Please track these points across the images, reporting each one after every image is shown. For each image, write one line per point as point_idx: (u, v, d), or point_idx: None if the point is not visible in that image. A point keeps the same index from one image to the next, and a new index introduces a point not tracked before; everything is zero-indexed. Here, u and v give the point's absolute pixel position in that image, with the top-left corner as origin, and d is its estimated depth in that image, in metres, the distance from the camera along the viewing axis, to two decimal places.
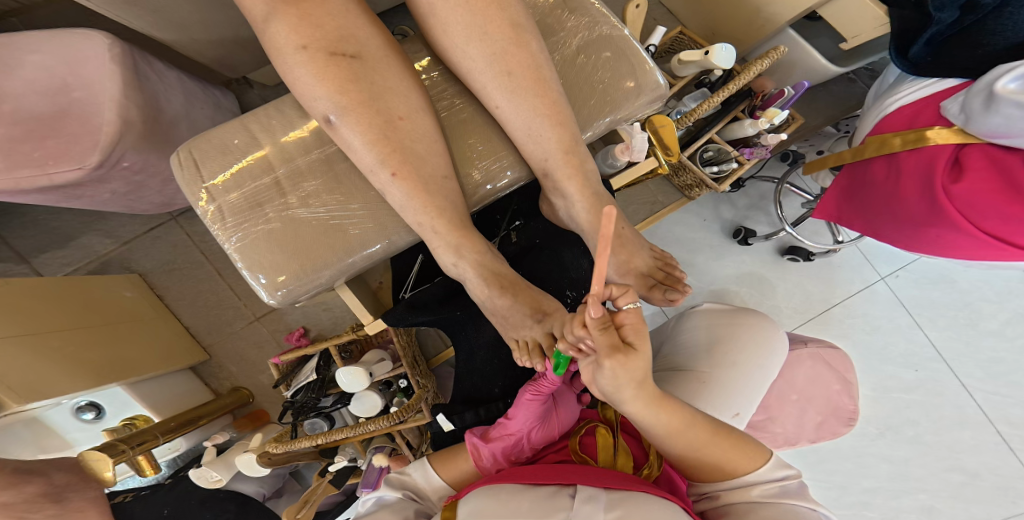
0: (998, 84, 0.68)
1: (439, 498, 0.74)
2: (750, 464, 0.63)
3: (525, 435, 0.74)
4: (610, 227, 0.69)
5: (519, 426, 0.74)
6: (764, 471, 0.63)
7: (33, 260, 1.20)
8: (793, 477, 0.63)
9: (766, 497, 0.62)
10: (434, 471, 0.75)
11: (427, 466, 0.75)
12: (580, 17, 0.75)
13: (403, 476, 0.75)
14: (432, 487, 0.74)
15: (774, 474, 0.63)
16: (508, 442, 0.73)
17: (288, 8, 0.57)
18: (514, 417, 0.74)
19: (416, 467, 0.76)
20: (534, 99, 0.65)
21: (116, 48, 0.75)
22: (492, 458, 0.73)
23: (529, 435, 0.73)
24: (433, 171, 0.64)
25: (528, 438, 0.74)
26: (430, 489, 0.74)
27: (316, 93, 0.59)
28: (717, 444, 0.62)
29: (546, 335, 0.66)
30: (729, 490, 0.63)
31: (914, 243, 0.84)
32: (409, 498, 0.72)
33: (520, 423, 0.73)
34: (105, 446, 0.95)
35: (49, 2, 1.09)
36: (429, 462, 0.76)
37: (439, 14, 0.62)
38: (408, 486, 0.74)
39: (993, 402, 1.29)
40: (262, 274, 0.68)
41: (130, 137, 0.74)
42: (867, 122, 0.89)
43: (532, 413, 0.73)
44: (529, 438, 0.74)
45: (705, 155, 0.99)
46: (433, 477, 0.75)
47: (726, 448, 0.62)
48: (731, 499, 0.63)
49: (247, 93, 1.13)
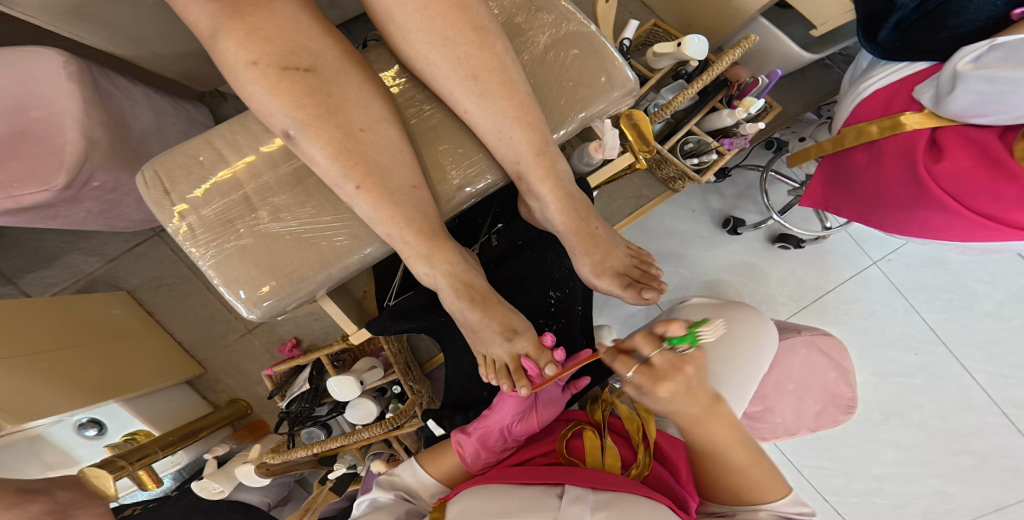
0: (957, 65, 0.68)
1: (432, 496, 0.74)
2: (776, 492, 0.64)
3: (506, 428, 0.73)
4: (584, 227, 0.68)
5: (499, 420, 0.73)
6: (784, 503, 0.63)
7: (17, 281, 1.20)
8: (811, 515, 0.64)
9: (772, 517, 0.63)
10: (423, 469, 0.76)
11: (415, 465, 0.76)
12: (547, 16, 0.74)
13: (393, 477, 0.76)
14: (423, 485, 0.75)
15: (792, 507, 0.63)
16: (488, 434, 0.73)
17: (235, 24, 0.57)
18: (495, 410, 0.74)
19: (406, 467, 0.77)
20: (500, 102, 0.64)
21: (72, 65, 0.74)
22: (473, 450, 0.73)
23: (509, 427, 0.73)
24: (401, 180, 0.64)
25: (510, 430, 0.74)
26: (422, 488, 0.75)
27: (273, 109, 0.59)
28: (758, 468, 0.63)
29: (513, 355, 0.67)
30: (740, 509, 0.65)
31: (904, 228, 0.82)
32: (401, 498, 0.72)
33: (501, 415, 0.73)
34: (105, 461, 0.96)
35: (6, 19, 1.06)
36: (417, 461, 0.77)
37: (397, 20, 0.62)
38: (399, 486, 0.75)
39: (995, 383, 1.28)
40: (240, 289, 0.67)
41: (97, 156, 0.73)
42: (844, 108, 0.87)
43: (513, 407, 0.72)
44: (511, 429, 0.74)
45: (685, 147, 0.98)
46: (423, 474, 0.75)
47: (761, 475, 0.63)
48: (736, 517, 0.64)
49: (221, 105, 1.13)
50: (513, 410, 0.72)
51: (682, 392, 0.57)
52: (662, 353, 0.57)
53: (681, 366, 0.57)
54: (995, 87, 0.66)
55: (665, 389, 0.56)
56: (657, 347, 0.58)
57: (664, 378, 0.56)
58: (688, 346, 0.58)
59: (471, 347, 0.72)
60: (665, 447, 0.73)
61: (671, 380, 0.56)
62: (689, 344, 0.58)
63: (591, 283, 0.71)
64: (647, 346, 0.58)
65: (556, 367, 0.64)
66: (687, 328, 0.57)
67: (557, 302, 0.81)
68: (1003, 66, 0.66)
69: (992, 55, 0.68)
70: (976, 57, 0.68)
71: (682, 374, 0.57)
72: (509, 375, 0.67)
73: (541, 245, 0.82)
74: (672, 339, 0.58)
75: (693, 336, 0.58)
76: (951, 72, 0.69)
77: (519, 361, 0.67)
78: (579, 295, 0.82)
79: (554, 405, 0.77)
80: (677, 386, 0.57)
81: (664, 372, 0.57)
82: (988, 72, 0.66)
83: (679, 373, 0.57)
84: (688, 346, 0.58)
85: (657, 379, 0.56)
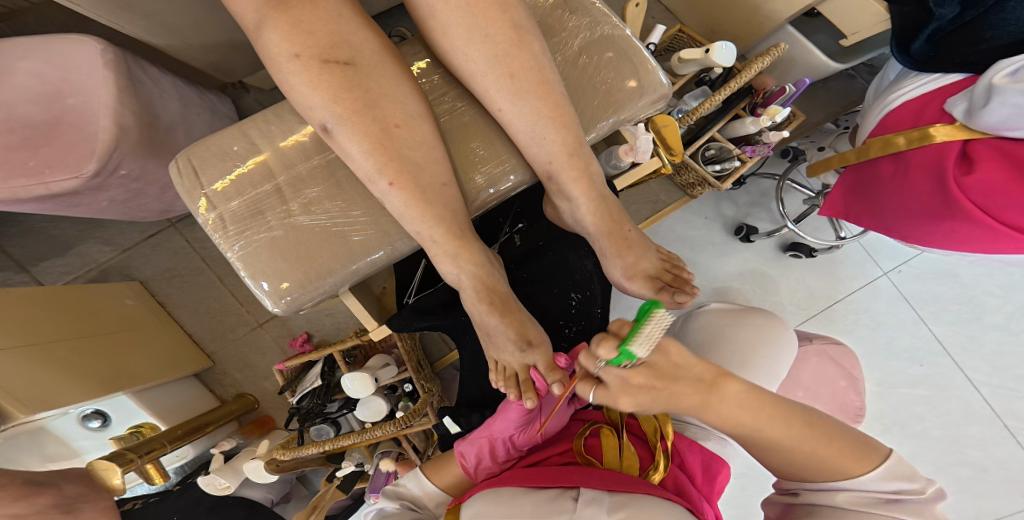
0: (993, 79, 0.70)
1: (436, 505, 0.74)
2: (852, 467, 0.53)
3: (508, 440, 0.70)
4: (616, 230, 0.68)
5: (501, 431, 0.70)
6: (863, 480, 0.53)
7: (31, 269, 1.19)
8: (909, 492, 0.53)
9: (851, 504, 0.53)
10: (425, 478, 0.75)
11: (420, 475, 0.75)
12: (582, 17, 0.74)
13: (399, 486, 0.76)
14: (428, 494, 0.74)
15: (883, 485, 0.53)
16: (490, 444, 0.71)
17: (279, 15, 0.57)
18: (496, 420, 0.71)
19: (410, 477, 0.76)
20: (536, 102, 0.64)
21: (109, 53, 0.74)
22: (474, 459, 0.71)
23: (511, 439, 0.70)
24: (432, 178, 0.64)
25: (512, 441, 0.71)
26: (427, 498, 0.74)
27: (312, 101, 0.59)
28: (809, 442, 0.52)
29: (524, 364, 0.67)
30: (813, 490, 0.55)
31: (930, 239, 0.82)
32: (407, 508, 0.72)
33: (503, 425, 0.70)
34: (115, 454, 0.95)
35: (35, 6, 1.06)
36: (422, 471, 0.76)
37: (439, 16, 0.62)
38: (404, 496, 0.74)
39: (999, 396, 1.28)
40: (265, 281, 0.67)
41: (127, 145, 0.73)
42: (870, 118, 0.88)
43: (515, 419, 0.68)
44: (512, 441, 0.71)
45: (707, 154, 0.99)
46: (427, 484, 0.74)
47: (821, 448, 0.52)
48: (813, 500, 0.55)
49: (244, 98, 1.12)
50: (515, 423, 0.69)
51: (656, 396, 0.51)
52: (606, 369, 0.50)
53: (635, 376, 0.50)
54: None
55: (629, 403, 0.51)
56: (595, 364, 0.50)
57: (620, 394, 0.51)
58: (630, 362, 0.48)
59: (485, 350, 0.72)
60: (684, 450, 0.72)
61: (630, 395, 0.50)
62: (629, 362, 0.47)
63: (621, 285, 0.71)
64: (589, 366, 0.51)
65: (562, 385, 0.62)
66: (618, 351, 0.46)
67: (578, 304, 0.79)
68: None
69: None
70: (1012, 72, 0.70)
71: (636, 387, 0.50)
72: (516, 384, 0.66)
73: (563, 245, 0.82)
74: (608, 361, 0.48)
75: (630, 354, 0.46)
76: (986, 86, 0.70)
77: (528, 372, 0.67)
78: (598, 297, 0.81)
79: (560, 421, 0.76)
80: (641, 396, 0.51)
81: (618, 388, 0.51)
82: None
83: (639, 385, 0.50)
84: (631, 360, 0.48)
85: (614, 398, 0.51)
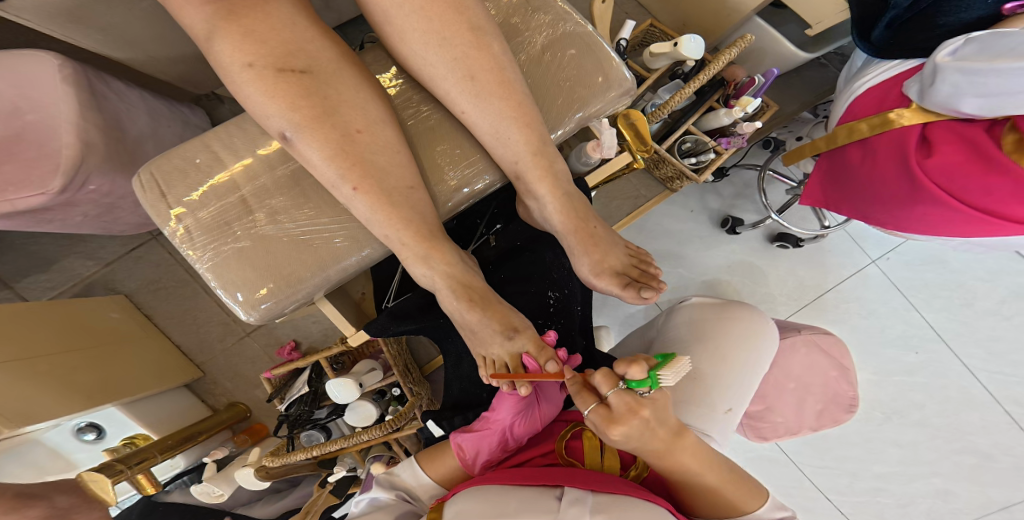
0: (937, 58, 0.69)
1: (429, 497, 0.74)
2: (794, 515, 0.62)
3: (508, 429, 0.72)
4: (584, 227, 0.68)
5: (501, 419, 0.71)
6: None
7: (15, 285, 1.19)
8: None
9: None
10: (421, 470, 0.74)
11: (415, 464, 0.75)
12: (544, 16, 0.74)
13: (393, 475, 0.76)
14: (422, 486, 0.74)
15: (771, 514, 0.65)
16: (490, 434, 0.71)
17: (230, 25, 0.57)
18: (497, 408, 0.72)
19: (405, 467, 0.76)
20: (498, 103, 0.64)
21: (68, 68, 0.74)
22: (473, 451, 0.71)
23: (510, 427, 0.71)
24: (398, 182, 0.64)
25: (511, 432, 0.72)
26: (421, 489, 0.74)
27: (269, 110, 0.58)
28: (756, 492, 0.61)
29: (511, 354, 0.67)
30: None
31: (900, 224, 0.81)
32: (401, 499, 0.73)
33: (504, 414, 0.71)
34: (103, 465, 0.95)
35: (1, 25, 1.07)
36: (417, 461, 0.75)
37: (394, 22, 0.62)
38: (399, 487, 0.74)
39: (996, 381, 1.28)
40: (239, 292, 0.67)
41: (93, 159, 0.73)
42: (839, 105, 0.87)
43: (512, 406, 0.70)
44: (512, 431, 0.72)
45: (683, 147, 0.98)
46: (421, 475, 0.74)
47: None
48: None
49: (218, 108, 1.13)
50: (512, 411, 0.70)
51: (640, 433, 0.55)
52: (620, 394, 0.55)
53: (638, 411, 0.55)
54: (970, 79, 0.67)
55: (619, 432, 0.54)
56: (614, 386, 0.56)
57: (618, 421, 0.54)
58: (647, 390, 0.55)
59: (470, 348, 0.72)
60: None
61: (626, 423, 0.54)
62: (649, 388, 0.55)
63: (591, 283, 0.71)
64: (606, 385, 0.56)
65: (556, 363, 0.63)
66: (646, 372, 0.55)
67: (555, 302, 0.79)
68: (978, 59, 0.67)
69: (969, 49, 0.69)
70: (953, 51, 0.69)
71: (638, 418, 0.54)
72: (509, 374, 0.67)
73: (539, 245, 0.82)
74: (631, 382, 0.55)
75: (654, 379, 0.55)
76: (932, 65, 0.70)
77: (518, 359, 0.67)
78: (576, 295, 0.82)
79: (555, 407, 0.76)
80: (632, 429, 0.54)
81: (619, 414, 0.55)
82: (963, 64, 0.66)
83: (635, 417, 0.54)
84: (647, 388, 0.55)
85: (611, 421, 0.54)
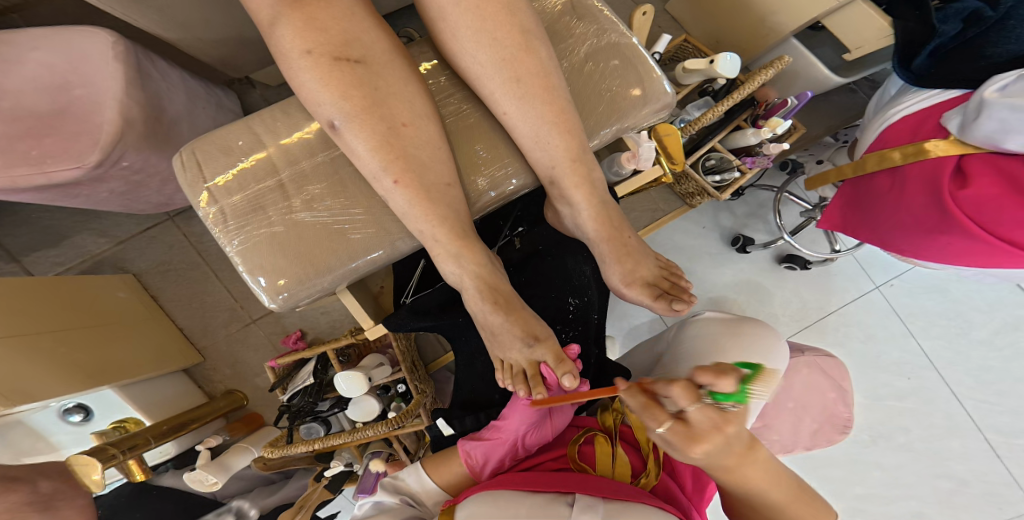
0: (983, 93, 0.71)
1: (434, 503, 0.73)
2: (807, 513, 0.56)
3: (521, 437, 0.71)
4: (618, 236, 0.69)
5: (512, 429, 0.71)
6: None
7: (23, 259, 1.18)
8: None
9: None
10: (426, 474, 0.73)
11: (421, 470, 0.74)
12: (589, 25, 0.75)
13: (398, 480, 0.75)
14: (426, 491, 0.73)
15: None
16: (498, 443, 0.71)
17: (294, 12, 0.57)
18: (509, 418, 0.71)
19: (410, 471, 0.75)
20: (541, 107, 0.64)
21: (121, 45, 0.74)
22: (482, 458, 0.71)
23: (522, 437, 0.71)
24: (437, 178, 0.64)
25: (522, 440, 0.71)
26: (426, 494, 0.73)
27: (321, 98, 0.59)
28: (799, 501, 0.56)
29: (532, 361, 0.66)
30: None
31: (924, 251, 0.83)
32: (406, 503, 0.71)
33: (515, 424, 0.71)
34: (96, 449, 0.93)
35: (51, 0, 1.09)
36: (423, 466, 0.75)
37: (448, 18, 0.62)
38: (403, 491, 0.73)
39: (981, 410, 1.29)
40: (262, 277, 0.66)
41: (131, 137, 0.73)
42: (870, 131, 0.90)
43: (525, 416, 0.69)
44: (524, 439, 0.71)
45: (706, 164, 0.99)
46: (427, 481, 0.73)
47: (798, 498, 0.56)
48: None
49: (249, 93, 1.12)
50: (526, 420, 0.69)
51: (720, 449, 0.49)
52: (704, 409, 0.47)
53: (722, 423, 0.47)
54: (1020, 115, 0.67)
55: (702, 451, 0.48)
56: (695, 402, 0.46)
57: (703, 437, 0.47)
58: (735, 403, 0.46)
59: (488, 350, 0.72)
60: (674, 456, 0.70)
61: (710, 441, 0.47)
62: (736, 403, 0.46)
63: (620, 291, 0.71)
64: (686, 400, 0.46)
65: (574, 377, 0.63)
66: (738, 386, 0.45)
67: (574, 308, 0.80)
68: None
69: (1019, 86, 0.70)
70: (1003, 87, 0.71)
71: (723, 435, 0.48)
72: (526, 381, 0.66)
73: (561, 251, 0.82)
74: (716, 395, 0.46)
75: (743, 394, 0.45)
76: (978, 99, 0.72)
77: (536, 368, 0.67)
78: (595, 304, 0.81)
79: (569, 413, 0.76)
80: (714, 446, 0.48)
81: (702, 431, 0.47)
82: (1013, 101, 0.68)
83: (720, 435, 0.47)
84: (736, 403, 0.46)
85: (694, 440, 0.47)
